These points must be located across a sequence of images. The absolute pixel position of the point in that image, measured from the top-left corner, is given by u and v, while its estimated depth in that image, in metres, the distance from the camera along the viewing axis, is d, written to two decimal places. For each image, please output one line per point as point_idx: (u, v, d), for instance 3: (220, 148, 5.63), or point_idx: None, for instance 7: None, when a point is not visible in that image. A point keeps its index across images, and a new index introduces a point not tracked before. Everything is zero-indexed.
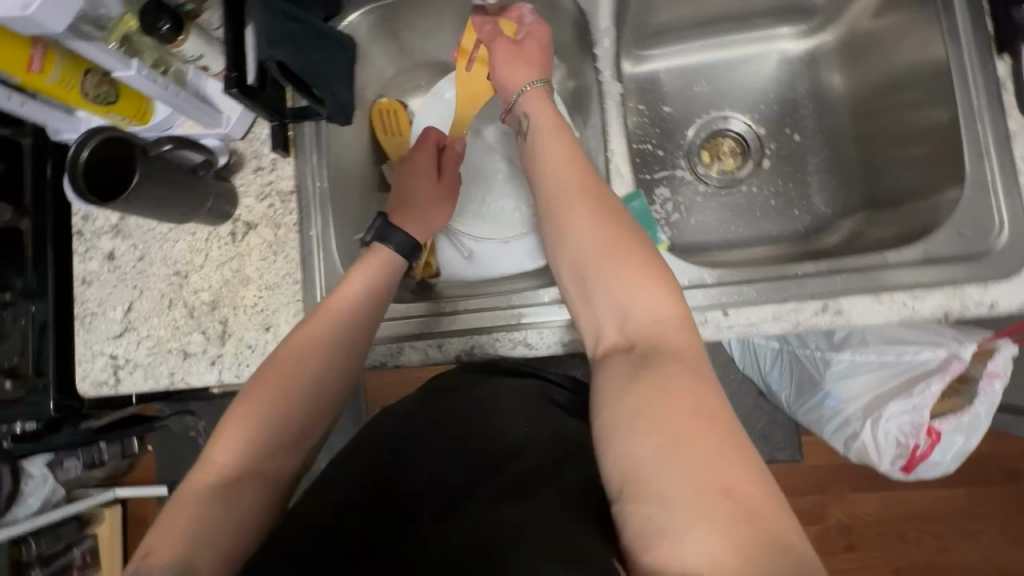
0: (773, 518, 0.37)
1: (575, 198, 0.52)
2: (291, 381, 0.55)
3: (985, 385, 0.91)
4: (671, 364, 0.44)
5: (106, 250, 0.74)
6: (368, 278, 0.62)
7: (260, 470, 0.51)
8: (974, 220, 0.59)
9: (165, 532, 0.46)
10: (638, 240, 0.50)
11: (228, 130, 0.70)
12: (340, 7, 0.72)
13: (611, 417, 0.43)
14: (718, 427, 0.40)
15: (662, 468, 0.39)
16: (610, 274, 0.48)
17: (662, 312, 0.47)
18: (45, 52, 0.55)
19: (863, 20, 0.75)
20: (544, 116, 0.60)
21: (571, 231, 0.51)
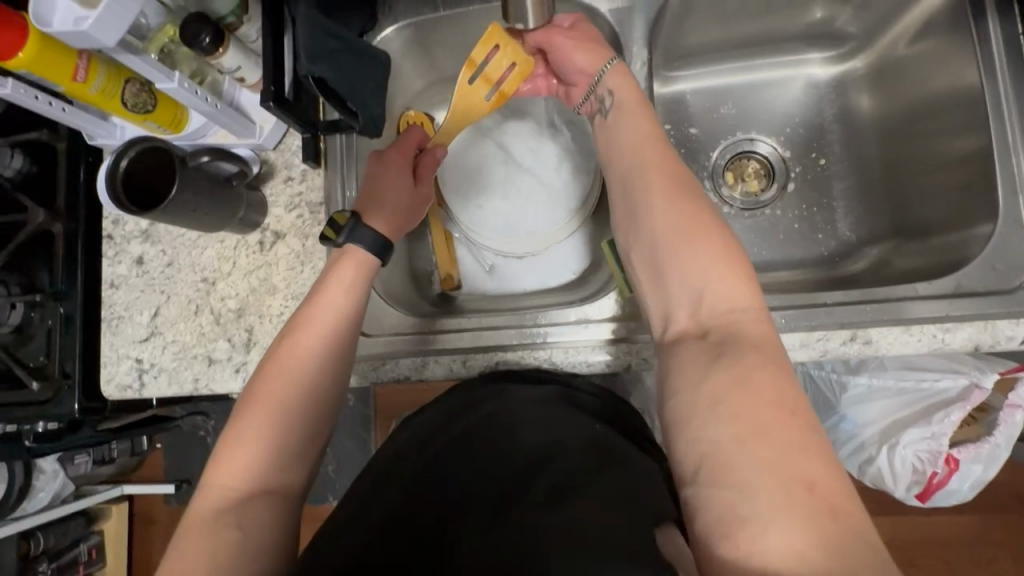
0: (852, 514, 0.39)
1: (657, 181, 0.55)
2: (279, 396, 0.54)
3: (1006, 416, 0.90)
4: (751, 353, 0.46)
5: (135, 255, 0.75)
6: (348, 284, 0.60)
7: (263, 491, 0.51)
8: (1008, 254, 0.59)
9: (177, 565, 0.46)
10: (718, 228, 0.52)
11: (261, 141, 0.71)
12: (375, 22, 0.73)
13: (688, 399, 0.46)
14: (798, 418, 0.42)
15: (742, 453, 0.41)
16: (688, 254, 0.51)
17: (740, 297, 0.49)
18: (89, 61, 0.56)
19: (894, 48, 0.75)
20: (626, 94, 0.62)
21: (651, 211, 0.54)
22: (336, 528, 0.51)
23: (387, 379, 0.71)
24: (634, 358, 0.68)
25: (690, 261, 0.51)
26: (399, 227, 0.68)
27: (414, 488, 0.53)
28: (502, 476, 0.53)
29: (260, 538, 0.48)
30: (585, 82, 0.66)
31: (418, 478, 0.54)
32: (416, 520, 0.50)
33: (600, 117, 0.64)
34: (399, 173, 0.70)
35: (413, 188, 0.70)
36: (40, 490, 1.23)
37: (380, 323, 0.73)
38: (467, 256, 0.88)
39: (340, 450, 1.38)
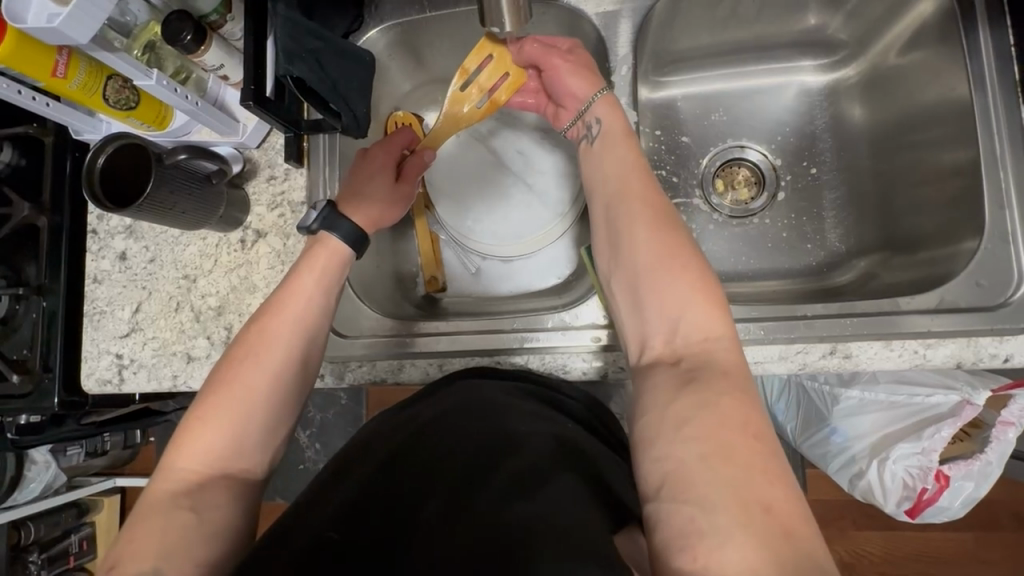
0: (808, 537, 0.39)
1: (638, 208, 0.54)
2: (242, 382, 0.54)
3: (999, 433, 0.88)
4: (720, 380, 0.46)
5: (119, 250, 0.75)
6: (319, 271, 0.60)
7: (222, 476, 0.51)
8: (993, 269, 0.58)
9: (128, 547, 0.46)
10: (695, 256, 0.52)
11: (244, 139, 0.70)
12: (361, 22, 0.73)
13: (654, 420, 0.46)
14: (762, 443, 0.42)
15: (705, 472, 0.41)
16: (667, 282, 0.50)
17: (714, 328, 0.49)
18: (70, 58, 0.55)
19: (887, 57, 0.74)
20: (614, 123, 0.62)
21: (632, 237, 0.53)
22: (297, 516, 0.49)
23: (362, 380, 0.71)
24: (611, 366, 0.68)
25: (667, 289, 0.50)
26: (376, 220, 0.67)
27: (377, 477, 0.51)
28: (467, 461, 0.52)
29: (212, 523, 0.48)
30: (575, 107, 0.65)
31: (381, 466, 0.52)
32: (373, 506, 0.48)
33: (587, 143, 0.63)
34: (381, 169, 0.70)
35: (393, 185, 0.70)
36: (31, 482, 1.22)
37: (357, 325, 0.73)
38: (452, 258, 0.87)
39: (329, 449, 1.38)
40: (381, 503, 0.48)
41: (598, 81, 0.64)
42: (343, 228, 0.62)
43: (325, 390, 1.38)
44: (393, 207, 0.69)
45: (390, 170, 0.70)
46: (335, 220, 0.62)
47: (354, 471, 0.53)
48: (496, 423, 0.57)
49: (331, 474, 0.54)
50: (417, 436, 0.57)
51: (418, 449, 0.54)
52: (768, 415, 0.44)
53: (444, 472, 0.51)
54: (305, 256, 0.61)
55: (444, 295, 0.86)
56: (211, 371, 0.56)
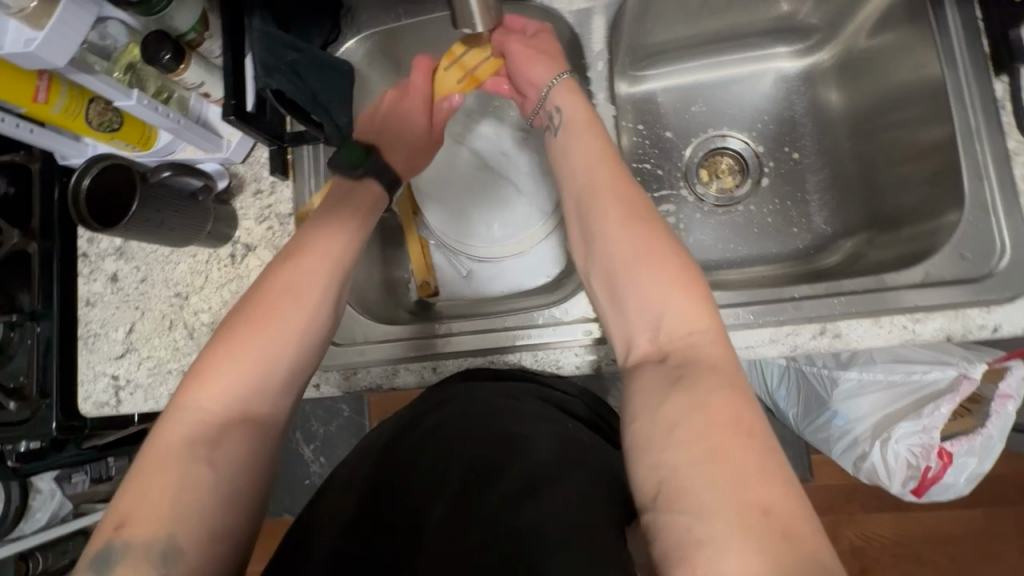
0: (807, 537, 0.39)
1: (610, 203, 0.55)
2: (271, 321, 0.53)
3: (998, 407, 0.88)
4: (709, 377, 0.46)
5: (110, 272, 0.76)
6: (363, 215, 0.63)
7: (245, 416, 0.51)
8: (976, 240, 0.58)
9: (140, 499, 0.46)
10: (672, 250, 0.52)
11: (228, 155, 0.71)
12: (338, 33, 0.74)
13: (642, 425, 0.46)
14: (756, 440, 0.42)
15: (698, 476, 0.41)
16: (647, 277, 0.51)
17: (699, 319, 0.49)
18: (51, 82, 0.56)
19: (859, 39, 0.74)
20: (577, 111, 0.62)
21: (607, 235, 0.54)
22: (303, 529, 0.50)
23: (358, 388, 0.71)
24: (602, 359, 0.68)
25: (645, 285, 0.51)
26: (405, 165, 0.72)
27: (372, 484, 0.52)
28: (467, 462, 0.52)
29: (228, 478, 0.48)
30: (535, 95, 0.66)
31: (374, 475, 0.53)
32: (376, 514, 0.48)
33: (550, 134, 0.64)
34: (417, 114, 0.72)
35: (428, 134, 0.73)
36: (36, 511, 1.20)
37: (351, 333, 0.72)
38: (442, 262, 0.88)
39: (335, 461, 1.38)
40: (382, 510, 0.49)
41: (557, 66, 0.65)
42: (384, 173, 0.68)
43: (328, 402, 1.38)
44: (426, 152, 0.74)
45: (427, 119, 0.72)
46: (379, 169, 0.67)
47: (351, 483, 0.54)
48: (500, 419, 0.57)
49: (335, 486, 0.55)
50: (416, 436, 0.58)
51: (414, 452, 0.55)
52: (760, 409, 0.45)
53: (451, 472, 0.52)
54: (346, 201, 0.63)
55: (438, 299, 0.88)
56: (233, 310, 0.55)
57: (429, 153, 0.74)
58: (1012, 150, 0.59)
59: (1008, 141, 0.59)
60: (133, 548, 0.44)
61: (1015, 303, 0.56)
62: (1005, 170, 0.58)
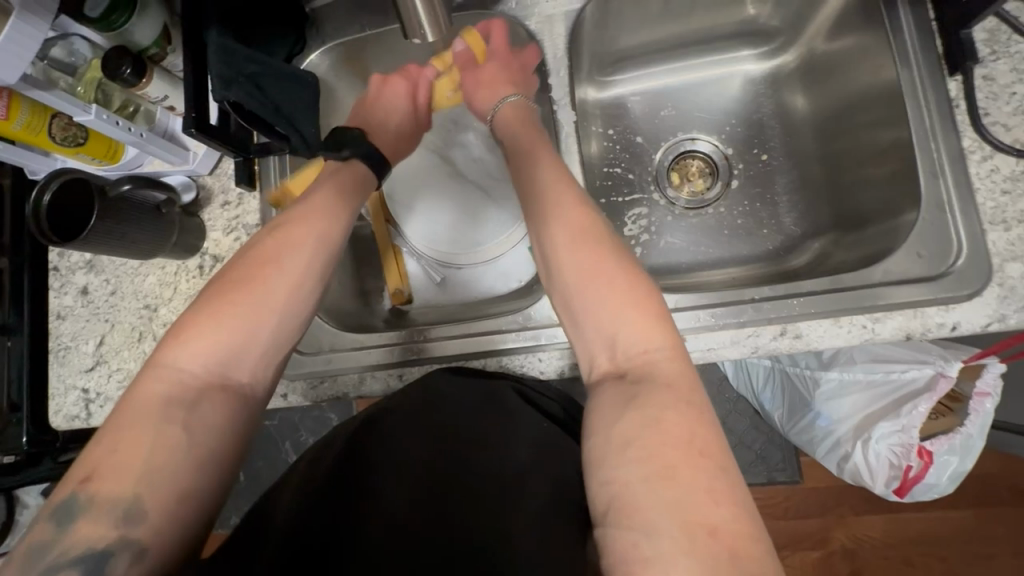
0: (751, 557, 0.39)
1: (562, 225, 0.54)
2: (259, 286, 0.54)
3: (976, 405, 0.86)
4: (663, 393, 0.46)
5: (80, 285, 0.76)
6: (349, 192, 0.63)
7: (223, 383, 0.51)
8: (932, 240, 0.58)
9: (111, 454, 0.46)
10: (619, 265, 0.52)
11: (195, 166, 0.71)
12: (304, 44, 0.74)
13: (598, 443, 0.46)
14: (709, 460, 0.42)
15: (648, 495, 0.41)
16: (600, 299, 0.50)
17: (653, 336, 0.49)
18: (11, 99, 0.57)
19: (820, 41, 0.75)
20: (529, 133, 0.64)
21: (559, 258, 0.53)
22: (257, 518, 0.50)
23: (326, 398, 0.71)
24: (568, 362, 0.67)
25: (597, 307, 0.50)
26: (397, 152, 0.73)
27: (332, 473, 0.53)
28: (440, 456, 0.55)
29: (201, 443, 0.48)
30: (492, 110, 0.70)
31: (333, 466, 0.54)
32: (339, 497, 0.50)
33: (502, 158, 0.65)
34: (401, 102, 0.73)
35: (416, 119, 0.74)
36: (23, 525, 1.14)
37: (317, 342, 0.73)
38: (416, 269, 0.88)
39: None
40: (347, 489, 0.51)
41: (523, 80, 0.69)
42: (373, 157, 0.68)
43: (316, 411, 1.38)
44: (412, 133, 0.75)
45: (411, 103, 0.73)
46: (365, 149, 0.67)
47: (311, 472, 0.54)
48: (476, 416, 0.60)
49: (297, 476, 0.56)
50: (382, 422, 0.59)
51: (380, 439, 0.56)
52: (720, 431, 0.45)
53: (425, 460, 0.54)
54: (334, 177, 0.64)
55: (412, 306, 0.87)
56: (221, 273, 0.56)
57: (418, 137, 0.76)
58: (967, 148, 0.59)
59: (963, 139, 0.59)
60: (97, 505, 0.44)
61: (974, 301, 0.56)
62: (960, 169, 0.58)
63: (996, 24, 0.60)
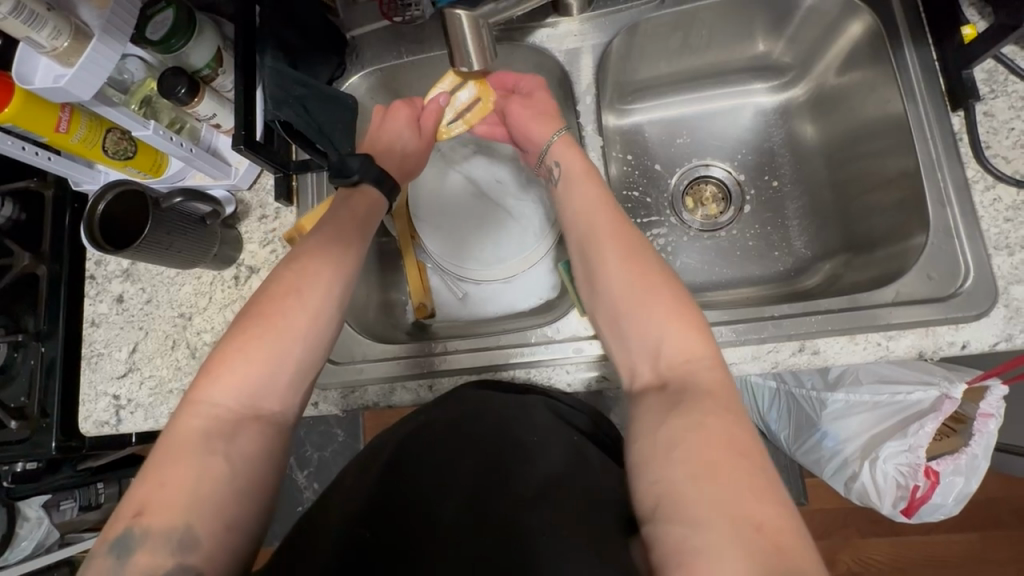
0: (799, 550, 0.40)
1: (609, 246, 0.58)
2: (282, 322, 0.56)
3: (981, 425, 0.88)
4: (705, 402, 0.48)
5: (116, 293, 0.78)
6: (361, 222, 0.66)
7: (251, 414, 0.53)
8: (940, 263, 0.62)
9: (158, 489, 0.47)
10: (667, 284, 0.55)
11: (236, 181, 0.74)
12: (344, 69, 0.79)
13: (645, 446, 0.48)
14: (750, 461, 0.44)
15: (696, 493, 0.43)
16: (646, 314, 0.54)
17: (693, 347, 0.52)
18: (72, 113, 0.59)
19: (829, 77, 0.80)
20: (577, 165, 0.66)
21: (608, 272, 0.57)
22: (301, 540, 0.50)
23: (359, 407, 0.73)
24: (594, 376, 0.69)
25: (644, 321, 0.54)
26: (407, 173, 0.75)
27: (378, 492, 0.53)
28: (473, 473, 0.55)
29: (239, 474, 0.50)
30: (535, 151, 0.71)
31: (377, 481, 0.54)
32: (386, 515, 0.51)
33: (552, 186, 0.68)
34: (404, 126, 0.74)
35: (421, 142, 0.75)
36: (22, 540, 1.03)
37: (350, 352, 0.75)
38: (439, 285, 0.90)
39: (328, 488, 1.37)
40: (391, 505, 0.52)
41: (556, 125, 0.70)
42: (385, 183, 0.69)
43: (323, 426, 1.39)
44: (416, 152, 0.75)
45: (412, 124, 0.74)
46: (375, 173, 0.68)
47: (353, 492, 0.54)
48: (506, 427, 0.61)
49: (337, 496, 0.55)
50: (416, 445, 0.59)
51: (414, 462, 0.57)
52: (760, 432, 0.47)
53: (457, 478, 0.54)
54: (344, 208, 0.66)
55: (435, 320, 0.89)
56: (246, 307, 0.58)
57: (424, 157, 0.76)
58: (972, 178, 0.63)
59: (967, 170, 0.63)
60: (150, 540, 0.45)
61: (982, 321, 0.59)
62: (966, 198, 0.62)
63: (995, 65, 0.65)
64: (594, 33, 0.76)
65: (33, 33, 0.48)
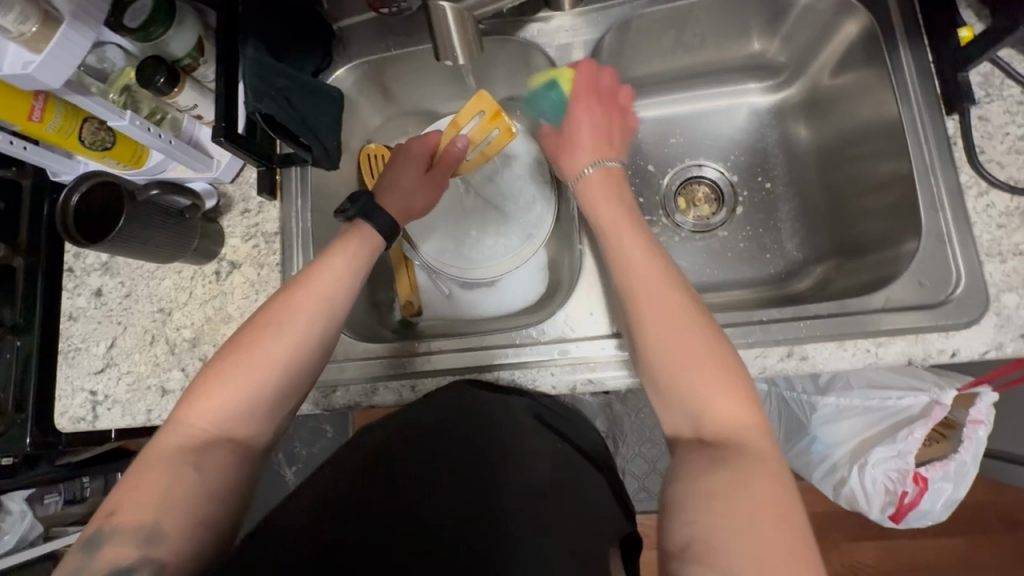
0: None
1: (642, 272, 0.56)
2: (260, 350, 0.55)
3: (970, 432, 0.88)
4: (753, 462, 0.46)
5: (95, 287, 0.76)
6: (352, 255, 0.62)
7: (228, 438, 0.52)
8: (932, 269, 0.61)
9: (132, 490, 0.48)
10: (705, 321, 0.53)
11: (218, 174, 0.73)
12: (330, 61, 0.77)
13: (687, 495, 0.46)
14: (790, 524, 0.43)
15: (737, 556, 0.41)
16: (702, 383, 0.50)
17: (742, 412, 0.49)
18: (46, 102, 0.58)
19: (825, 77, 0.79)
20: (612, 197, 0.63)
21: (642, 302, 0.54)
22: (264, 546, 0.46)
23: (341, 407, 0.71)
24: (579, 379, 0.67)
25: (683, 356, 0.51)
26: (407, 211, 0.73)
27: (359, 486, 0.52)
28: (454, 476, 0.54)
29: (211, 487, 0.50)
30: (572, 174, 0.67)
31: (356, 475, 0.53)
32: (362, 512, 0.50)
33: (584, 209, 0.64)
34: (413, 162, 0.75)
35: (428, 182, 0.75)
36: (4, 534, 1.03)
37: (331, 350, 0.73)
38: (428, 283, 0.88)
39: None
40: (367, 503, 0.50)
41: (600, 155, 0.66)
42: (378, 217, 0.66)
43: (310, 423, 1.37)
44: (425, 194, 0.75)
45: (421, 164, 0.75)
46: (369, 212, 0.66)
47: (325, 491, 0.51)
48: (495, 436, 0.59)
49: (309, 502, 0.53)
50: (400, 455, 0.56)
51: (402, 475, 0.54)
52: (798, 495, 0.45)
53: (445, 492, 0.53)
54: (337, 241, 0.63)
55: (421, 318, 0.88)
56: (236, 334, 0.57)
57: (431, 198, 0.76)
58: (965, 183, 0.62)
59: (960, 175, 0.62)
60: (116, 541, 0.46)
61: (973, 329, 0.58)
62: (959, 204, 0.61)
63: (991, 68, 0.64)
64: (586, 28, 0.75)
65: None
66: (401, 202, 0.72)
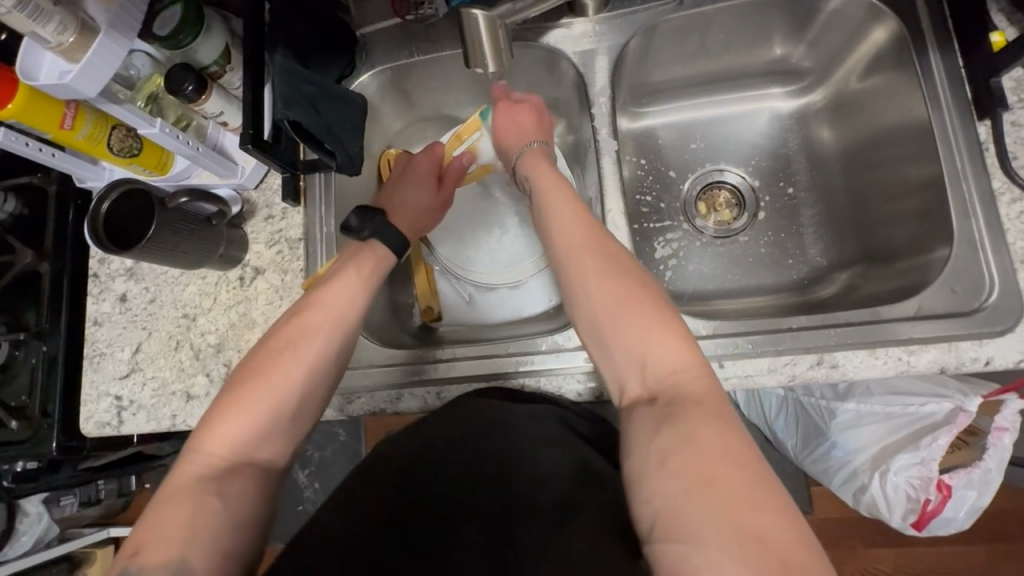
0: (805, 564, 0.38)
1: (570, 229, 0.56)
2: (277, 374, 0.55)
3: (994, 439, 0.86)
4: (695, 411, 0.45)
5: (119, 292, 0.76)
6: (368, 272, 0.64)
7: (247, 462, 0.52)
8: (966, 276, 0.60)
9: (154, 527, 0.47)
10: (634, 272, 0.53)
11: (242, 180, 0.73)
12: (353, 68, 0.77)
13: (640, 457, 0.45)
14: (749, 470, 0.41)
15: (696, 512, 0.40)
16: (632, 330, 0.50)
17: (680, 358, 0.49)
18: (77, 111, 0.58)
19: (850, 82, 0.78)
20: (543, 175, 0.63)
21: (570, 259, 0.55)
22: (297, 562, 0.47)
23: (363, 413, 0.71)
24: (605, 387, 0.67)
25: (617, 311, 0.51)
26: (415, 227, 0.74)
27: (383, 507, 0.53)
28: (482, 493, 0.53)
29: (234, 514, 0.49)
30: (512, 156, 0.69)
31: (377, 498, 0.53)
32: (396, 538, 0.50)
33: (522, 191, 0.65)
34: (424, 181, 0.75)
35: (438, 198, 0.76)
36: (21, 535, 1.01)
37: (356, 356, 0.73)
38: (448, 287, 0.88)
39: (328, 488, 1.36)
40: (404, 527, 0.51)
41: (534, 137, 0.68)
42: (386, 230, 0.67)
43: (324, 427, 1.37)
44: (432, 209, 0.76)
45: (432, 180, 0.76)
46: (383, 230, 0.66)
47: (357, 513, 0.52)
48: (524, 450, 0.56)
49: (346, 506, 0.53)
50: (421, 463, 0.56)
51: (414, 499, 0.53)
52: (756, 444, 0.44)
53: (468, 509, 0.52)
54: (352, 258, 0.64)
55: (441, 324, 0.87)
56: (246, 357, 0.57)
57: (438, 215, 0.76)
58: (997, 189, 0.61)
59: (993, 181, 0.62)
60: None
61: (1006, 336, 0.58)
62: (991, 210, 0.61)
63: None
64: (610, 34, 0.74)
65: (38, 29, 0.47)
66: (409, 215, 0.73)
